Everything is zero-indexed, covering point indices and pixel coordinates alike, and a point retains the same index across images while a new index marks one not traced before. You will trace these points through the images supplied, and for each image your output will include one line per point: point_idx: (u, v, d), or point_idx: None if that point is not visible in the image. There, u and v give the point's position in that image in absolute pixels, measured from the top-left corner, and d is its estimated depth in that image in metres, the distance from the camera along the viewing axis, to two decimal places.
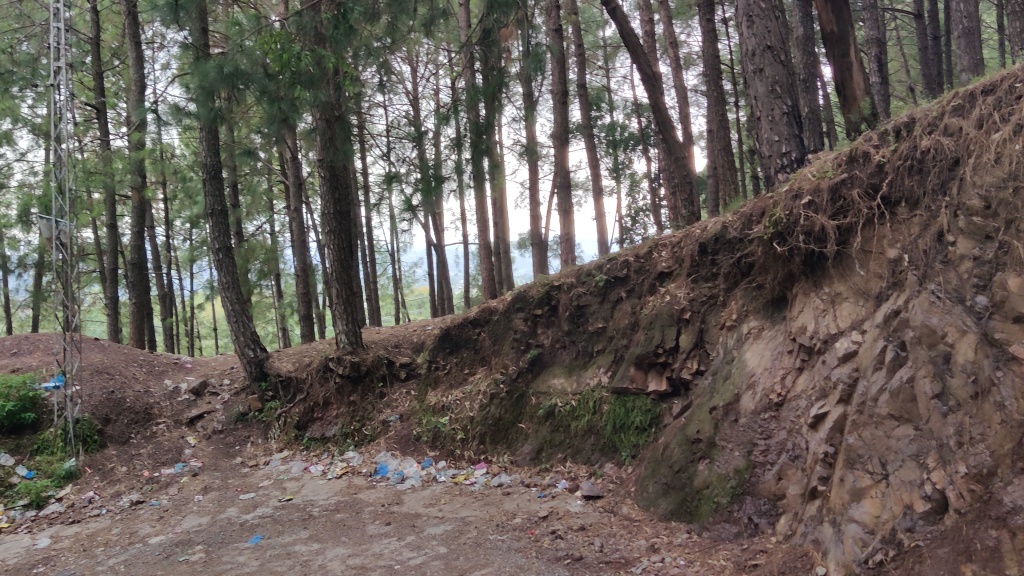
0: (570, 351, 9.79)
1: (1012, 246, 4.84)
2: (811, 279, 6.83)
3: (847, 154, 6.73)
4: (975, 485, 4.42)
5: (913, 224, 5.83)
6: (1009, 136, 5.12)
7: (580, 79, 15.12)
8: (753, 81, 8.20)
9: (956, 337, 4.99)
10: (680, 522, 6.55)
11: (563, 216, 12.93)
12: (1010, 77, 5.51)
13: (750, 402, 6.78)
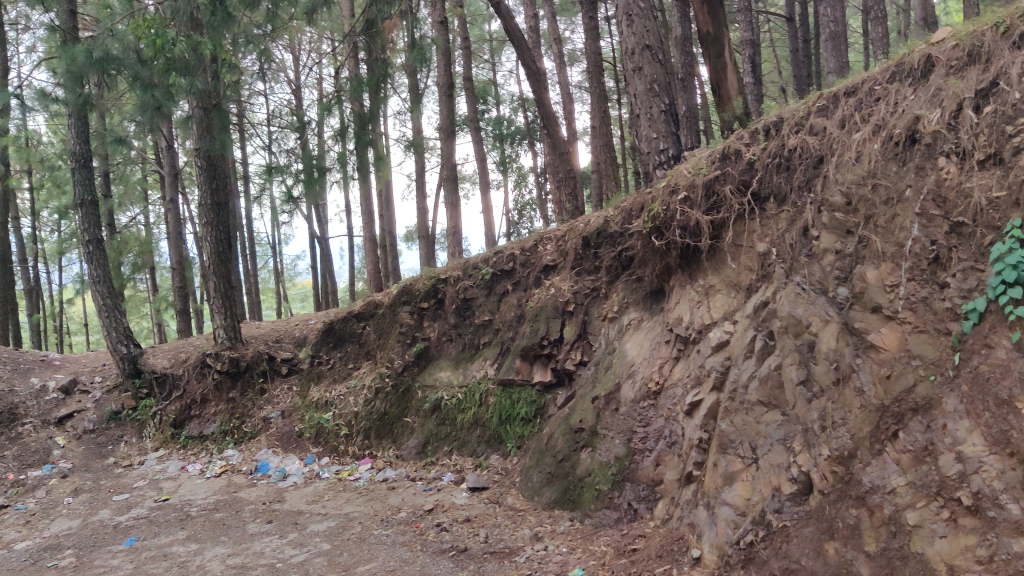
0: (456, 344, 9.83)
1: (870, 241, 5.18)
2: (687, 272, 7.05)
3: (720, 151, 6.94)
4: (837, 467, 4.69)
5: (781, 218, 6.11)
6: (868, 136, 5.49)
7: (466, 71, 15.08)
8: (632, 79, 8.38)
9: (820, 327, 5.26)
10: (562, 510, 6.66)
11: (449, 211, 12.92)
12: (869, 81, 5.89)
13: (630, 391, 6.96)
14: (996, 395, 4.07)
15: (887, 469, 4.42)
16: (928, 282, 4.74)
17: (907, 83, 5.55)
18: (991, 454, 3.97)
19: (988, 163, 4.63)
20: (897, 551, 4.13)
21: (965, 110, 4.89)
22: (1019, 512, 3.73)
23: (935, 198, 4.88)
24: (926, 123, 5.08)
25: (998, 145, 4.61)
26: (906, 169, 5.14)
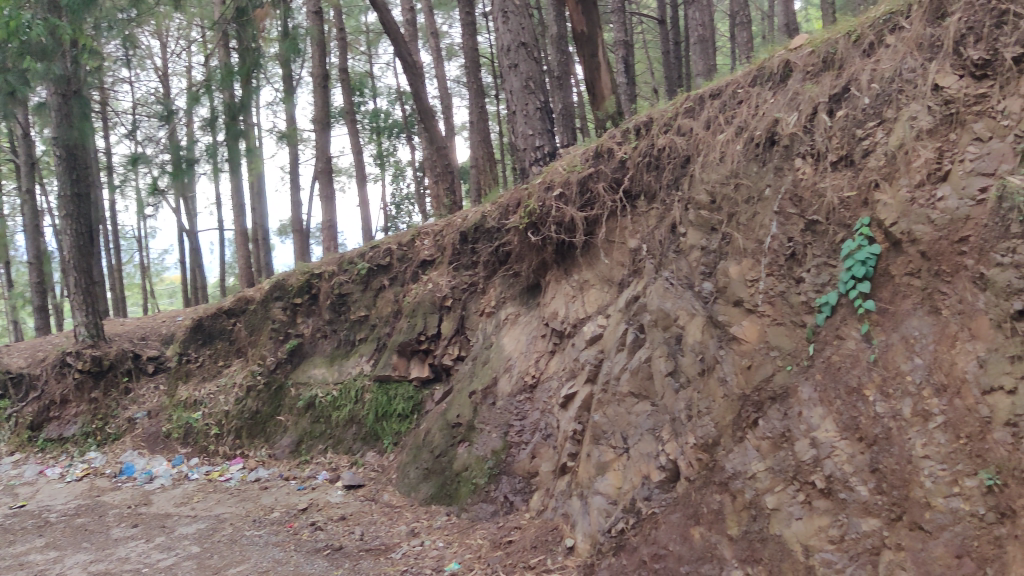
0: (331, 340, 9.72)
1: (733, 238, 5.41)
2: (562, 267, 7.16)
3: (594, 150, 7.08)
4: (702, 454, 4.88)
5: (651, 216, 6.30)
6: (731, 137, 5.73)
7: (342, 63, 14.85)
8: (508, 76, 8.43)
9: (687, 320, 5.46)
10: (439, 505, 6.67)
11: (323, 204, 12.72)
12: (733, 83, 6.13)
13: (506, 385, 7.03)
14: (847, 383, 4.33)
15: (748, 455, 4.63)
16: (785, 277, 4.98)
17: (767, 87, 5.83)
18: (842, 439, 4.22)
19: (841, 164, 4.90)
20: (757, 533, 4.33)
21: (820, 113, 5.17)
22: (867, 493, 3.98)
23: (792, 197, 5.13)
24: (785, 125, 5.33)
25: (849, 147, 4.89)
26: (766, 169, 5.39)
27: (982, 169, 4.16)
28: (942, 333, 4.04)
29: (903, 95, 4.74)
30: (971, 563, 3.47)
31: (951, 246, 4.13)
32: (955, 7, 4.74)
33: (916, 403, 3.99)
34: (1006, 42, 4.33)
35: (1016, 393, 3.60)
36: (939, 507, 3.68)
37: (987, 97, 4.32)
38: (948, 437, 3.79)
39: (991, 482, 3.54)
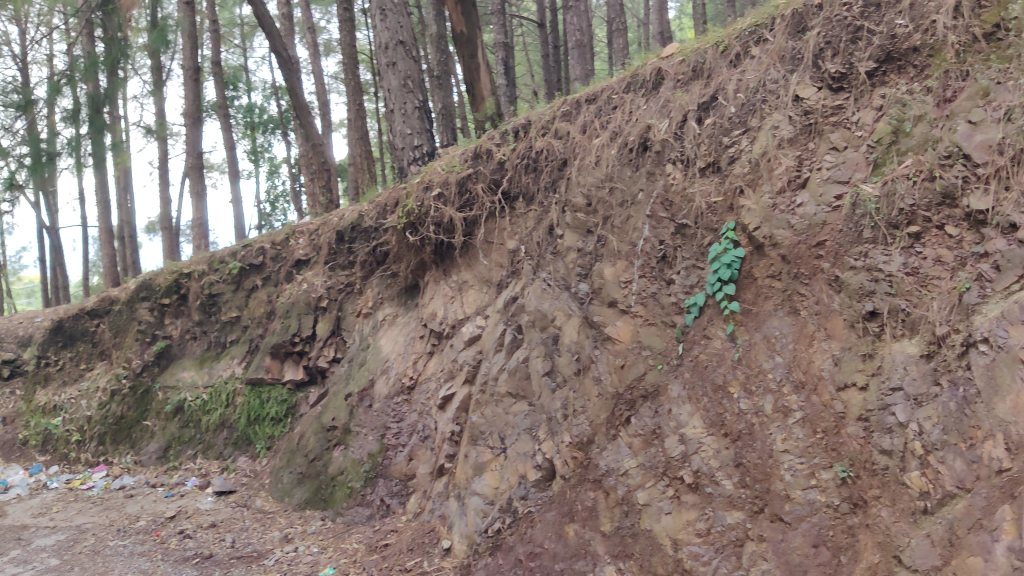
0: (201, 342, 9.43)
1: (608, 240, 5.52)
2: (441, 268, 7.13)
3: (472, 150, 7.08)
4: (577, 453, 4.96)
5: (529, 217, 6.37)
6: (606, 142, 5.86)
7: (215, 55, 14.39)
8: (385, 74, 8.33)
9: (563, 321, 5.52)
10: (314, 510, 6.55)
11: (194, 201, 12.31)
12: (608, 89, 6.28)
13: (383, 387, 6.97)
14: (713, 380, 4.49)
15: (620, 453, 4.74)
16: (657, 278, 5.12)
17: (641, 94, 5.99)
18: (708, 435, 4.38)
19: (708, 170, 5.07)
20: (629, 529, 4.43)
21: (689, 121, 5.34)
22: (732, 487, 4.13)
23: (663, 202, 5.28)
24: (657, 131, 5.48)
25: (716, 154, 5.06)
26: (639, 174, 5.53)
27: (838, 176, 4.38)
28: (801, 332, 4.24)
29: (766, 105, 4.95)
30: (827, 552, 3.65)
31: (809, 250, 4.33)
32: (815, 22, 4.98)
33: (777, 400, 4.17)
34: (860, 56, 4.59)
35: (867, 390, 3.81)
36: (798, 499, 3.86)
37: (843, 109, 4.57)
38: (806, 432, 3.98)
39: (846, 474, 3.74)
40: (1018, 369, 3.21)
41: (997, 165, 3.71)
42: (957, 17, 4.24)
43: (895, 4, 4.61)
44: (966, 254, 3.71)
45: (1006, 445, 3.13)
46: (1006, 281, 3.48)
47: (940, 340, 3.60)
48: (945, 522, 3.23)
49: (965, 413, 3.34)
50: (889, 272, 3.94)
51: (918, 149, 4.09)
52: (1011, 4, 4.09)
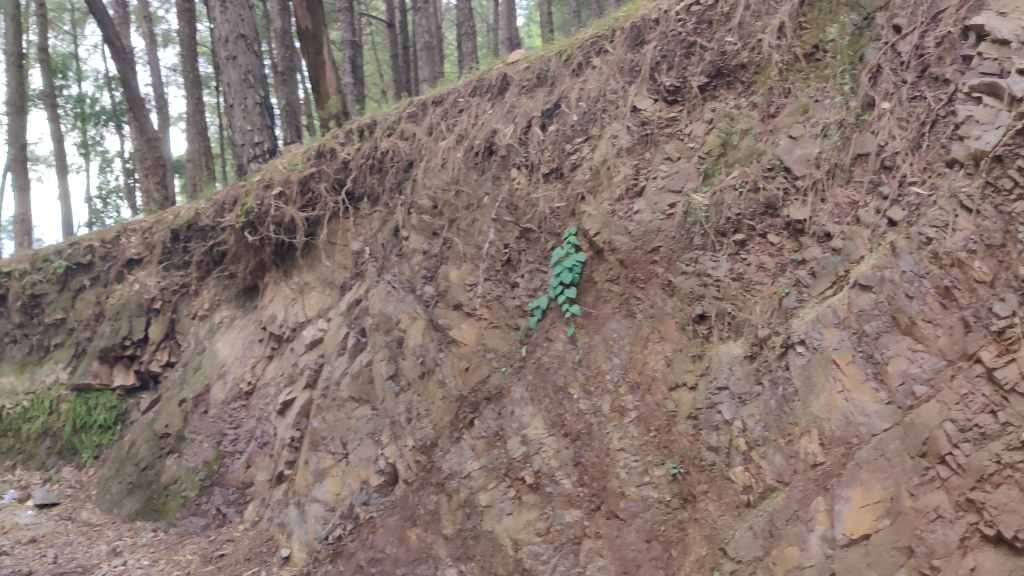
0: (22, 346, 8.83)
1: (453, 243, 5.54)
2: (282, 269, 6.92)
3: (316, 149, 6.95)
4: (420, 456, 4.95)
5: (373, 218, 6.31)
6: (452, 145, 5.90)
7: (41, 41, 13.50)
8: (224, 68, 7.99)
9: (407, 323, 5.49)
10: (145, 522, 6.24)
11: (16, 196, 11.51)
12: (454, 92, 6.31)
13: (220, 393, 6.72)
14: (554, 382, 4.59)
15: (463, 455, 4.76)
16: (501, 281, 5.18)
17: (486, 98, 6.06)
18: (549, 435, 4.46)
19: (551, 176, 5.18)
20: (470, 531, 4.45)
21: (533, 127, 5.44)
22: (571, 486, 4.23)
23: (507, 206, 5.35)
24: (502, 137, 5.57)
25: (559, 161, 5.17)
26: (484, 178, 5.59)
27: (671, 186, 4.56)
28: (637, 334, 4.39)
29: (606, 114, 5.10)
30: (659, 547, 3.79)
31: (645, 256, 4.48)
32: (652, 36, 5.16)
33: (614, 400, 4.30)
34: (693, 71, 4.80)
35: (696, 389, 3.98)
36: (632, 496, 3.98)
37: (677, 121, 4.77)
38: (640, 431, 4.12)
39: (676, 471, 3.89)
40: (831, 370, 3.44)
41: (815, 177, 3.97)
42: (780, 37, 4.49)
43: (725, 22, 4.83)
44: (786, 261, 3.94)
45: (820, 440, 3.35)
46: (821, 286, 3.71)
47: (761, 342, 3.80)
48: (765, 514, 3.41)
49: (784, 411, 3.54)
50: (717, 277, 4.13)
51: (744, 161, 4.31)
52: (828, 26, 4.37)
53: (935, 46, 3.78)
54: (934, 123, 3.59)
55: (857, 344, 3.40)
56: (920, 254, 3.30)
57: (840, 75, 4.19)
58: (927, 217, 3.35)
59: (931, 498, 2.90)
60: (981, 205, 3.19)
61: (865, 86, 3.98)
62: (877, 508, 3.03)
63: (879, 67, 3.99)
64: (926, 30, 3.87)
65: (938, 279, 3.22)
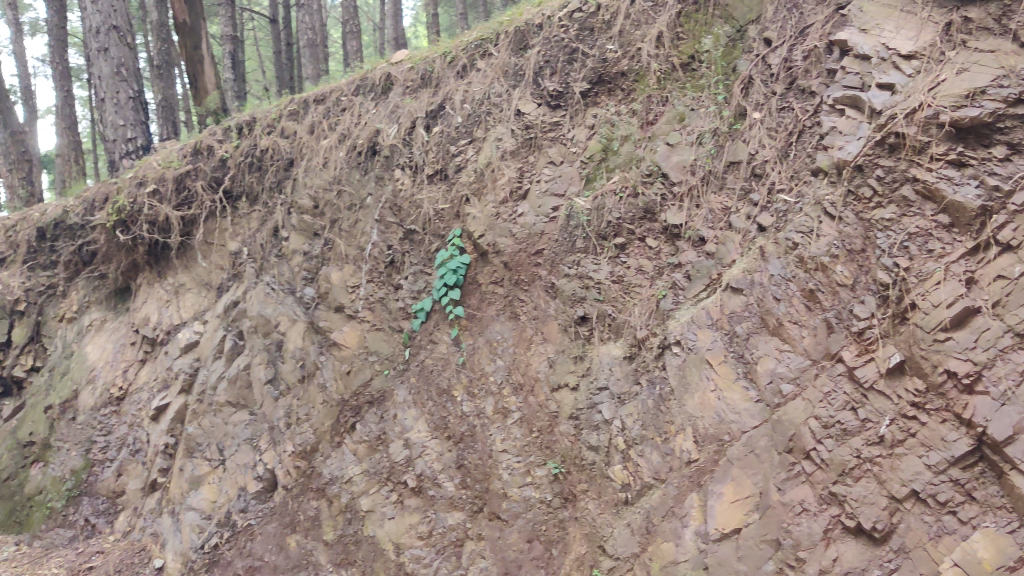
0: None
1: (334, 244, 5.45)
2: (156, 269, 6.65)
3: (192, 146, 6.74)
4: (300, 462, 4.85)
5: (252, 218, 6.16)
6: (334, 144, 5.84)
7: None
8: (95, 60, 7.61)
9: (287, 326, 5.38)
10: (7, 535, 5.90)
11: None
12: (336, 91, 6.24)
13: (89, 398, 6.40)
14: (438, 385, 4.58)
15: (344, 460, 4.69)
16: (384, 283, 5.14)
17: (369, 98, 6.01)
18: (432, 439, 4.45)
19: (436, 178, 5.16)
20: (351, 536, 4.39)
21: (417, 128, 5.43)
22: (453, 489, 4.23)
23: (390, 207, 5.31)
24: (385, 137, 5.54)
25: (443, 162, 5.17)
26: (367, 178, 5.54)
27: (554, 190, 4.60)
28: (520, 336, 4.42)
29: (490, 117, 5.12)
30: (540, 546, 3.83)
31: (528, 258, 4.51)
32: (535, 41, 5.22)
33: (496, 402, 4.32)
34: (575, 77, 4.87)
35: (578, 390, 4.03)
36: (514, 497, 4.01)
37: (560, 126, 4.82)
38: (523, 432, 4.15)
39: (558, 470, 3.94)
40: (704, 369, 3.54)
41: (691, 184, 4.09)
42: (658, 46, 4.60)
43: (606, 30, 4.92)
44: (663, 264, 4.05)
45: (694, 438, 3.44)
46: (695, 289, 3.83)
47: (640, 344, 3.89)
48: (643, 511, 3.48)
49: (661, 410, 3.62)
50: (597, 279, 4.20)
51: (624, 166, 4.41)
52: (703, 37, 4.52)
53: (802, 60, 3.93)
54: (801, 133, 3.75)
55: (728, 345, 3.52)
56: (787, 258, 3.44)
57: (714, 85, 4.34)
58: (794, 223, 3.50)
59: (797, 493, 3.03)
60: (843, 212, 3.35)
61: (738, 96, 4.14)
62: (746, 503, 3.14)
63: (751, 78, 4.15)
64: (794, 43, 4.03)
65: (803, 282, 3.36)
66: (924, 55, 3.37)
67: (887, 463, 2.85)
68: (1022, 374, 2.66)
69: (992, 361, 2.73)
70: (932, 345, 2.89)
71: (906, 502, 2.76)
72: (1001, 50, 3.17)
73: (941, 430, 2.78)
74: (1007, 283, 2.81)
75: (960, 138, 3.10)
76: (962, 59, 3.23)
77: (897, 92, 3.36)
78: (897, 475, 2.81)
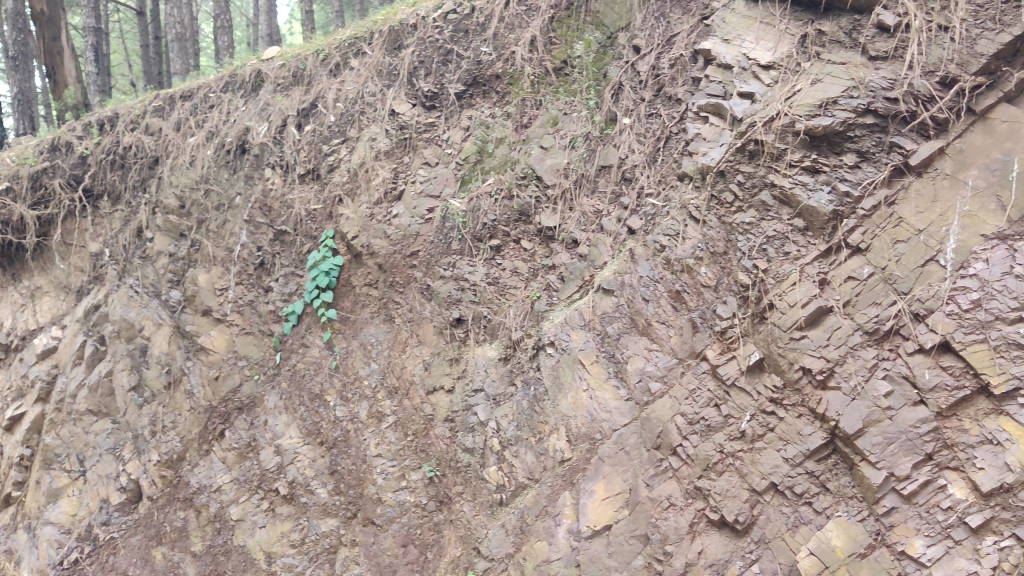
0: None
1: (201, 245, 5.28)
2: (9, 272, 6.21)
3: (49, 142, 6.40)
4: (166, 471, 4.68)
5: (114, 218, 5.87)
6: (202, 142, 5.67)
7: None
8: None
9: (152, 330, 5.16)
10: None
11: None
12: (205, 87, 6.05)
13: None
14: (310, 389, 4.50)
15: (213, 468, 4.56)
16: (254, 286, 5.02)
17: (239, 95, 5.86)
18: (304, 444, 4.37)
19: (307, 177, 5.07)
20: (221, 546, 4.28)
21: (288, 126, 5.33)
22: (326, 495, 4.16)
23: (260, 207, 5.20)
24: (255, 135, 5.42)
25: (316, 162, 5.08)
26: (236, 177, 5.40)
27: (429, 191, 4.59)
28: (395, 339, 4.39)
29: (363, 116, 5.06)
30: (415, 550, 3.81)
31: (403, 260, 4.47)
32: (409, 41, 5.18)
33: (370, 406, 4.28)
34: (450, 78, 4.88)
35: (453, 392, 4.02)
36: (388, 501, 3.97)
37: (435, 127, 4.82)
38: (397, 436, 4.12)
39: (433, 474, 3.92)
40: (577, 369, 3.59)
41: (564, 187, 4.16)
42: (532, 50, 4.66)
43: (480, 32, 4.94)
44: (537, 266, 4.10)
45: (567, 437, 3.48)
46: (568, 291, 3.88)
47: (515, 345, 3.92)
48: (517, 512, 3.49)
49: (535, 410, 3.65)
50: (473, 281, 4.21)
51: (499, 169, 4.44)
52: (575, 43, 4.60)
53: (668, 68, 4.05)
54: (668, 139, 3.86)
55: (600, 345, 3.58)
56: (655, 261, 3.53)
57: (586, 90, 4.45)
58: (661, 226, 3.59)
59: (664, 488, 3.11)
60: (707, 216, 3.45)
61: (609, 101, 4.25)
62: (617, 500, 3.21)
63: (620, 84, 4.28)
64: (661, 51, 4.16)
65: (671, 284, 3.45)
66: (782, 66, 3.51)
67: (748, 457, 2.97)
68: (870, 370, 2.83)
69: (843, 358, 2.89)
70: (789, 343, 3.02)
71: (766, 494, 2.88)
72: (851, 62, 3.35)
73: (797, 424, 2.91)
74: (856, 284, 3.00)
75: (814, 146, 3.25)
76: (816, 70, 3.39)
77: (756, 101, 3.48)
78: (757, 468, 2.93)
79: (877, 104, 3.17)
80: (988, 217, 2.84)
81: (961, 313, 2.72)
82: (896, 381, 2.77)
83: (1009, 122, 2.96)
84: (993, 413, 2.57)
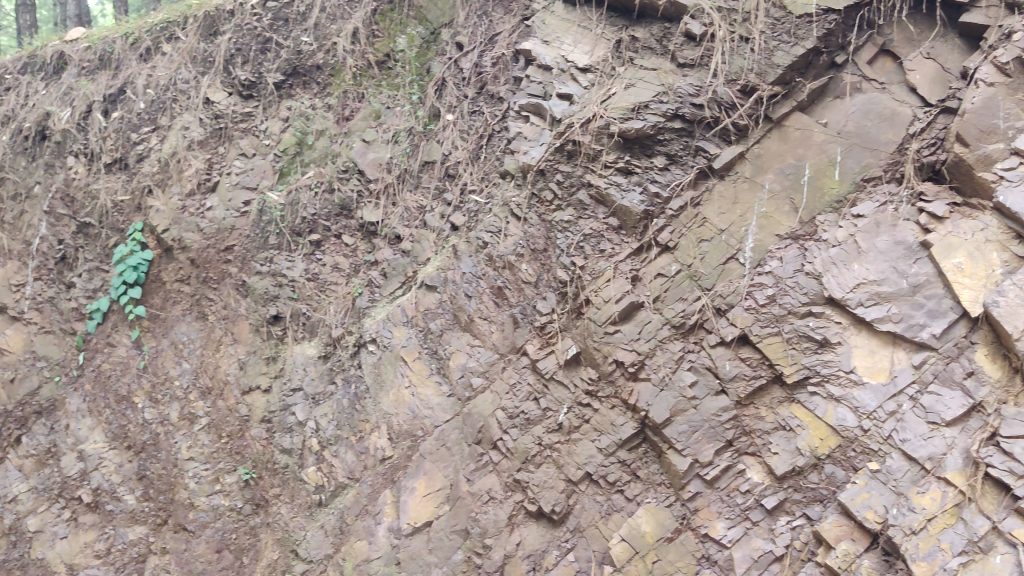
0: None
1: None
2: None
3: None
4: None
5: None
6: None
7: None
8: None
9: None
10: None
11: None
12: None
13: None
14: (115, 391, 4.27)
15: (8, 476, 4.25)
16: (54, 282, 4.71)
17: (39, 77, 5.46)
18: (110, 449, 4.15)
19: (114, 167, 4.80)
20: (16, 560, 4.01)
21: (93, 112, 5.01)
22: (134, 501, 4.00)
23: (62, 197, 4.86)
24: (56, 121, 5.06)
25: (123, 150, 4.81)
26: (35, 165, 5.06)
27: (245, 183, 4.44)
28: (208, 338, 4.23)
29: (176, 104, 4.83)
30: (229, 556, 3.71)
31: (218, 255, 4.30)
32: (226, 28, 4.94)
33: (182, 407, 4.10)
34: (269, 67, 4.71)
35: (270, 391, 3.92)
36: (201, 506, 3.85)
37: (252, 117, 4.67)
38: (211, 438, 3.97)
39: (248, 476, 3.81)
40: (399, 366, 3.57)
41: (386, 182, 4.16)
42: (354, 42, 4.58)
43: (301, 21, 4.78)
44: (359, 262, 4.08)
45: (388, 435, 3.45)
46: (391, 287, 3.87)
47: (335, 342, 3.86)
48: (336, 512, 3.44)
49: (355, 408, 3.60)
50: (292, 277, 4.13)
51: (320, 161, 4.38)
52: (397, 37, 4.58)
53: (490, 66, 4.10)
54: (490, 137, 3.92)
55: (422, 342, 3.58)
56: (478, 257, 3.56)
57: (409, 84, 4.46)
58: (483, 224, 3.62)
59: (484, 482, 3.15)
60: (527, 213, 3.50)
61: (432, 97, 4.28)
62: (437, 496, 3.21)
63: (444, 80, 4.31)
64: (483, 49, 4.21)
65: (493, 280, 3.49)
66: (598, 69, 3.60)
67: (564, 448, 3.05)
68: (677, 361, 2.97)
69: (652, 351, 3.02)
70: (603, 337, 3.12)
71: (580, 484, 2.98)
72: (661, 69, 3.47)
73: (611, 415, 3.03)
74: (665, 281, 3.14)
75: (627, 148, 3.36)
76: (629, 75, 3.51)
77: (575, 102, 3.57)
78: (573, 459, 3.01)
79: (684, 109, 3.29)
80: (781, 219, 3.08)
81: (758, 307, 2.92)
82: (700, 372, 2.93)
83: (802, 130, 3.21)
84: (786, 402, 2.78)
